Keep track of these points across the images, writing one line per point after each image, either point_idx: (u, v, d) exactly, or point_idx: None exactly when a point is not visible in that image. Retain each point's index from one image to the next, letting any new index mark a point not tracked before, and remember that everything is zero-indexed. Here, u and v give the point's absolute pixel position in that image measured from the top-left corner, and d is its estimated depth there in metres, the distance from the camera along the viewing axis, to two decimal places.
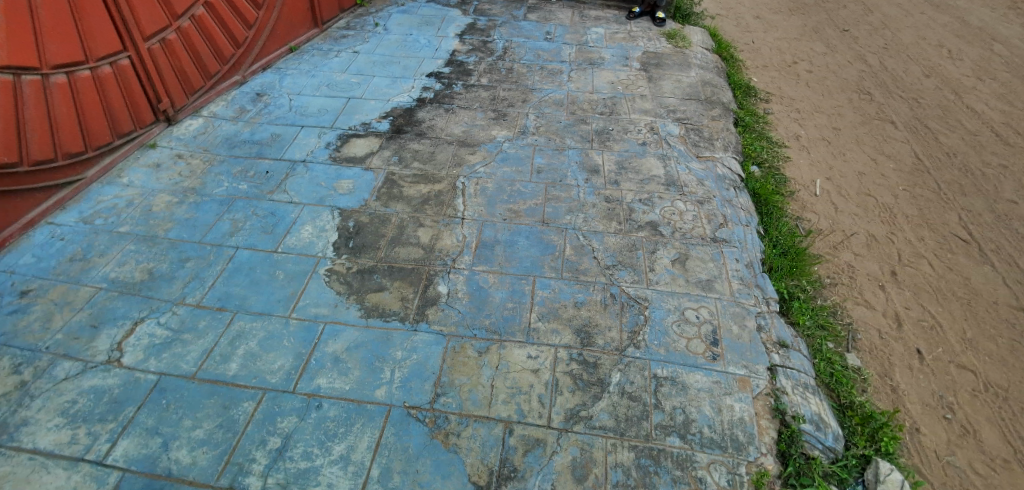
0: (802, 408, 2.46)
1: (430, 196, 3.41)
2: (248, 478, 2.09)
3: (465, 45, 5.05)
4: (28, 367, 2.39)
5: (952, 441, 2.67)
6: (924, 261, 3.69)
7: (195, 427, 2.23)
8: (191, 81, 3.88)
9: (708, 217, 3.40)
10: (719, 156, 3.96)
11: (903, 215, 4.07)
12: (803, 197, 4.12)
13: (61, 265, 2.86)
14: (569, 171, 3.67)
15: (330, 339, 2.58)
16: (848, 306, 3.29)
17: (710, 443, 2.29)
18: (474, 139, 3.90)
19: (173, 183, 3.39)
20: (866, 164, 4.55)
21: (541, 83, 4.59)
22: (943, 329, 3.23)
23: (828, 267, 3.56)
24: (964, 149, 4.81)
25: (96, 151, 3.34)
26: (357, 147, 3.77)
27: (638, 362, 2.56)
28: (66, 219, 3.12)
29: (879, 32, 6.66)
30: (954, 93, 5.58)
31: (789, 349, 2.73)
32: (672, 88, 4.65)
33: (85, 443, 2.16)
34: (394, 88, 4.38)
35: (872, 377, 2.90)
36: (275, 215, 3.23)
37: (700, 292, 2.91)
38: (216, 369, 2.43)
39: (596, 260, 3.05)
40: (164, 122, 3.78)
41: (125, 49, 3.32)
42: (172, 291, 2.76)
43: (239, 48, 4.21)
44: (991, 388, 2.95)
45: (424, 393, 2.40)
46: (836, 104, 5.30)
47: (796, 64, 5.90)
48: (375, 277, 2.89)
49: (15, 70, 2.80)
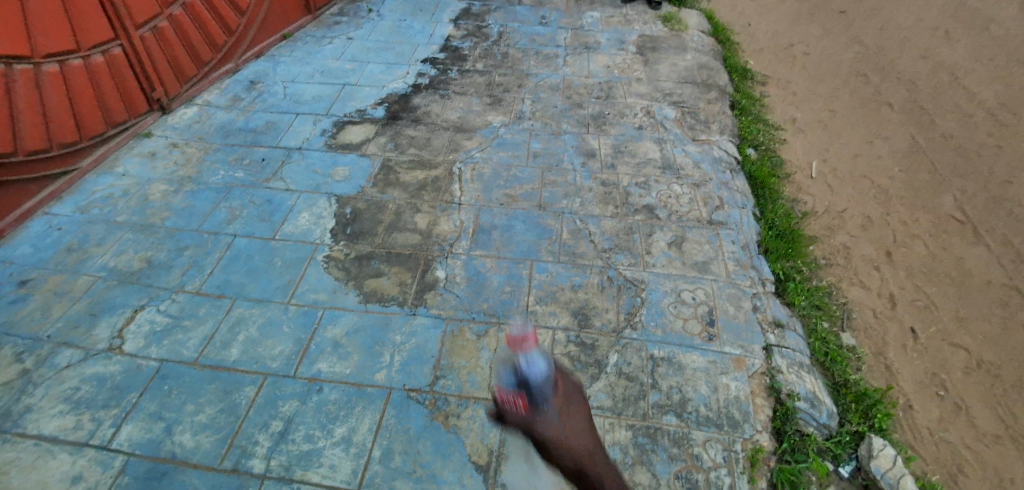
0: (797, 386, 2.50)
1: (427, 182, 3.41)
2: (252, 461, 2.11)
3: (460, 30, 5.02)
4: (30, 356, 2.41)
5: (944, 418, 2.72)
6: (918, 242, 3.73)
7: (198, 412, 2.25)
8: (184, 70, 3.86)
9: (704, 200, 3.41)
10: (714, 139, 3.96)
11: (898, 196, 4.09)
12: (799, 179, 4.13)
13: (59, 255, 2.86)
14: (565, 156, 3.68)
15: (329, 324, 2.60)
16: (843, 287, 3.31)
17: (706, 421, 2.32)
18: (470, 125, 3.89)
19: (169, 172, 3.39)
20: (862, 146, 4.56)
21: (537, 68, 4.57)
22: (936, 308, 3.27)
23: (823, 248, 3.58)
24: (958, 130, 4.84)
25: (91, 141, 3.34)
26: (353, 133, 3.76)
27: (635, 344, 2.59)
28: (62, 209, 3.12)
29: (875, 14, 6.64)
30: (950, 75, 5.59)
31: (784, 329, 2.76)
32: (668, 72, 4.63)
33: (89, 429, 2.18)
34: (389, 75, 4.36)
35: (866, 356, 2.93)
36: (272, 202, 3.23)
37: (696, 274, 2.94)
38: (217, 355, 2.45)
39: (593, 244, 3.07)
40: (157, 112, 3.76)
41: (117, 38, 3.30)
42: (171, 279, 2.77)
43: (232, 36, 4.18)
44: (983, 366, 3.00)
45: (423, 376, 2.42)
46: (832, 86, 5.30)
47: (793, 47, 5.88)
48: (373, 263, 2.91)
49: (7, 59, 2.79)
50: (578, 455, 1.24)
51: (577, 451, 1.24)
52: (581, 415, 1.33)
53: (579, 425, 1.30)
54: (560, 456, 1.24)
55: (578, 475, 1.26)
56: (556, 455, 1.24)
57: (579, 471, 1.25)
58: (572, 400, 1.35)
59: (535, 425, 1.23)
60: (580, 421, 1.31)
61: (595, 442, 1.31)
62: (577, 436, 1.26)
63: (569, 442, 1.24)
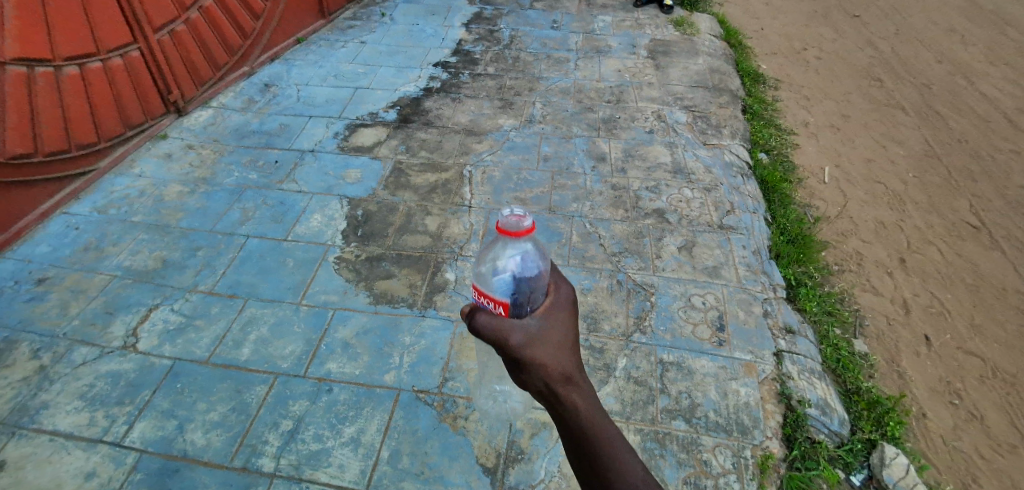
0: (808, 393, 2.47)
1: (438, 185, 3.43)
2: (261, 459, 2.13)
3: (471, 34, 5.05)
4: (47, 352, 2.45)
5: (957, 425, 2.68)
6: (932, 247, 3.68)
7: (210, 410, 2.28)
8: (199, 73, 3.92)
9: (715, 204, 3.39)
10: (726, 143, 3.94)
11: (912, 201, 4.05)
12: (812, 184, 4.09)
13: (76, 254, 2.91)
14: (575, 160, 3.68)
15: (340, 325, 2.63)
16: (855, 293, 3.28)
17: (716, 427, 2.29)
18: (481, 129, 3.91)
19: (184, 174, 3.44)
20: (875, 151, 4.52)
21: (548, 72, 4.59)
22: (950, 315, 3.23)
23: (836, 253, 3.54)
24: (974, 135, 4.78)
25: (109, 142, 3.40)
26: (364, 136, 3.80)
27: (644, 348, 2.58)
28: (80, 209, 3.17)
29: (889, 16, 6.57)
30: (966, 78, 5.52)
31: (795, 335, 2.74)
32: (679, 76, 4.62)
33: (103, 426, 2.21)
34: (401, 78, 4.40)
35: (879, 363, 2.89)
36: (284, 204, 3.26)
37: (706, 279, 2.92)
38: (229, 354, 2.48)
39: (602, 248, 3.07)
40: (174, 114, 3.82)
41: (135, 41, 3.37)
42: (184, 279, 2.81)
43: (247, 39, 4.24)
44: (998, 374, 2.95)
45: (431, 377, 2.43)
46: (845, 90, 5.25)
47: (806, 50, 5.84)
48: (383, 264, 2.93)
49: (28, 62, 2.85)
50: (547, 374, 0.96)
51: (548, 371, 0.96)
52: (565, 328, 1.05)
53: (558, 337, 1.02)
54: (527, 373, 0.98)
55: (548, 402, 0.97)
56: (525, 371, 0.98)
57: (551, 397, 0.96)
58: (557, 309, 1.08)
59: (501, 329, 0.99)
60: (562, 334, 1.03)
61: (578, 362, 1.00)
62: (549, 348, 0.99)
63: (536, 353, 0.97)
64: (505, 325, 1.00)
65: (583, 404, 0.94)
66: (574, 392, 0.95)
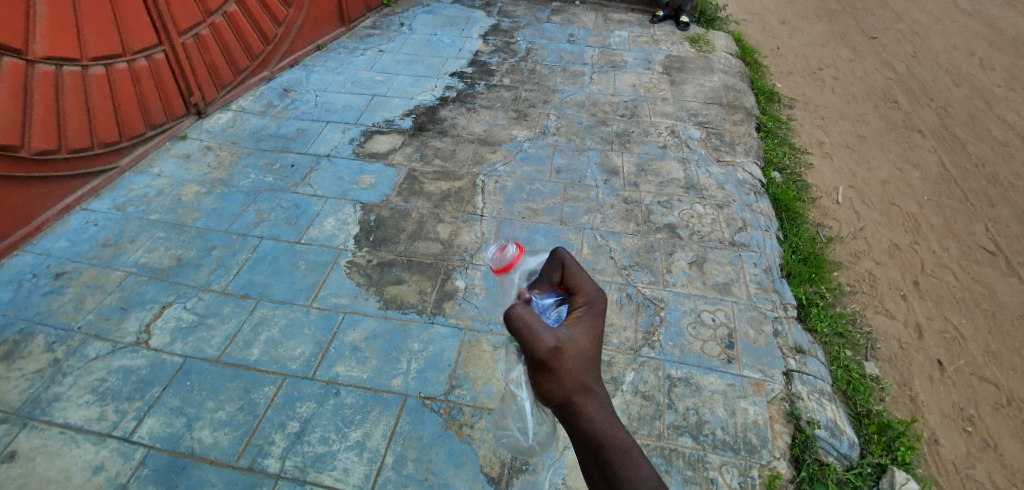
0: (818, 414, 2.44)
1: (450, 193, 3.46)
2: (267, 460, 2.14)
3: (488, 46, 5.11)
4: (62, 345, 2.49)
5: (971, 453, 2.64)
6: (947, 271, 3.66)
7: (218, 408, 2.30)
8: (221, 75, 4.00)
9: (727, 221, 3.38)
10: (739, 161, 3.92)
11: (927, 223, 4.02)
12: (825, 203, 4.08)
13: (94, 250, 2.96)
14: (589, 172, 3.69)
15: (349, 329, 2.64)
16: (867, 315, 3.25)
17: (722, 445, 2.27)
18: (495, 139, 3.94)
19: (202, 174, 3.50)
20: (891, 173, 4.49)
21: (563, 85, 4.62)
22: (965, 340, 3.19)
23: (848, 275, 3.52)
24: (992, 160, 4.75)
25: (130, 141, 3.47)
26: (379, 143, 3.84)
27: (652, 363, 2.57)
28: (100, 206, 3.23)
29: (908, 39, 6.55)
30: (984, 103, 5.49)
31: (806, 355, 2.71)
32: (694, 92, 4.63)
33: (113, 421, 2.23)
34: (417, 87, 4.45)
35: (890, 386, 2.86)
36: (298, 207, 3.30)
37: (716, 295, 2.91)
38: (238, 354, 2.50)
39: (612, 261, 3.07)
40: (194, 115, 3.90)
41: (160, 43, 3.45)
42: (198, 278, 2.85)
43: (269, 44, 4.32)
44: (1014, 401, 2.91)
45: (438, 384, 2.44)
46: (861, 111, 5.24)
47: (822, 70, 5.83)
48: (395, 270, 2.95)
49: (57, 61, 2.93)
50: (569, 385, 0.97)
51: (571, 382, 0.97)
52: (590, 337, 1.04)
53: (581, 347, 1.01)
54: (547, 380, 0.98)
55: (565, 410, 0.99)
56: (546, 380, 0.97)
57: (567, 405, 0.98)
58: (581, 320, 1.08)
59: (533, 331, 0.96)
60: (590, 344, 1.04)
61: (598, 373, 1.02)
62: (577, 359, 0.99)
63: (565, 361, 0.98)
64: (535, 328, 0.97)
65: (597, 416, 0.96)
66: (591, 403, 0.97)
